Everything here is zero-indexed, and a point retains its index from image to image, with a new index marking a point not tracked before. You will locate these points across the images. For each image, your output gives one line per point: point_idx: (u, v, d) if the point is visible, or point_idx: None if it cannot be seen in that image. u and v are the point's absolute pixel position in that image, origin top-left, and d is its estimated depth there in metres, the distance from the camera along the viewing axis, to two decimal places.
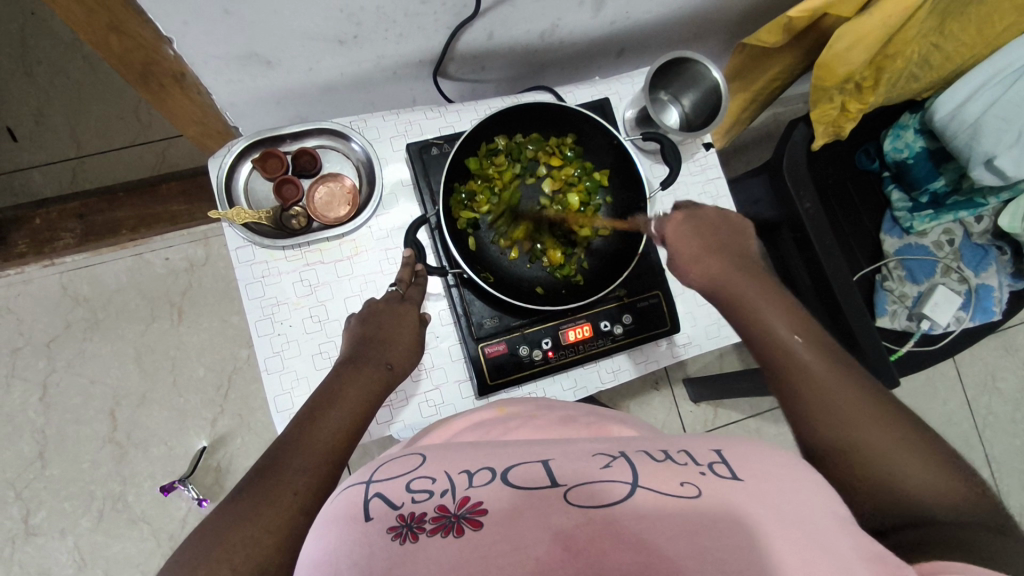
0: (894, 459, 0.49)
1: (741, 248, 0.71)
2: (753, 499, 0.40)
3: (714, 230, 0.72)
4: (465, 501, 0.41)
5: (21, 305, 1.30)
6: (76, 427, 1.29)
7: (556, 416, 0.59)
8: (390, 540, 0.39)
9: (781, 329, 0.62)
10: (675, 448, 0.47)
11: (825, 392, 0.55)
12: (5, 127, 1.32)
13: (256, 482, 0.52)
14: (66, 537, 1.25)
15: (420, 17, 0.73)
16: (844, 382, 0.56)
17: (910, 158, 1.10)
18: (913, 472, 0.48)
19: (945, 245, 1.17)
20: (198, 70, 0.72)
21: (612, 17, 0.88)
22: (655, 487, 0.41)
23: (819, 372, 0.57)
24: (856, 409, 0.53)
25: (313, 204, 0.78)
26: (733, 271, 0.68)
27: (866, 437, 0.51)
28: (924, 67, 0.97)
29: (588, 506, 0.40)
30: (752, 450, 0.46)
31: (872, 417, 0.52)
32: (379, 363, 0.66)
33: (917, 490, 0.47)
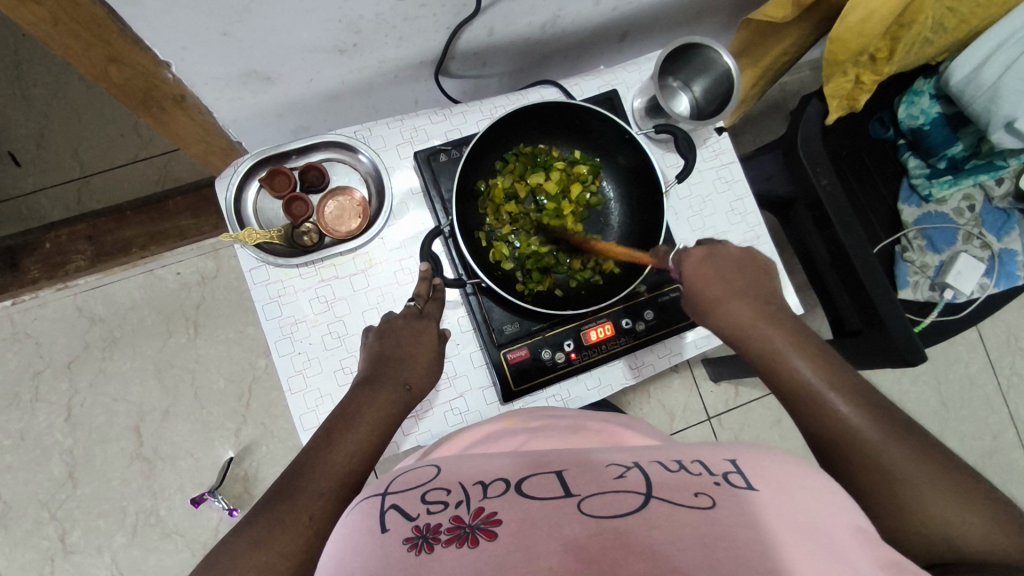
0: (941, 509, 0.48)
1: (767, 293, 0.67)
2: (789, 511, 0.39)
3: (736, 272, 0.68)
4: (479, 511, 0.40)
5: (38, 329, 1.30)
6: (103, 446, 1.30)
7: (567, 429, 0.57)
8: (406, 550, 0.38)
9: (813, 380, 0.57)
10: (687, 458, 0.46)
11: (871, 450, 0.52)
12: (8, 152, 1.31)
13: (280, 507, 0.51)
14: (103, 553, 1.27)
15: (419, 20, 0.71)
16: (900, 447, 0.51)
17: (926, 125, 1.09)
18: (967, 529, 0.47)
19: (966, 211, 1.14)
20: (199, 91, 0.70)
21: (614, 3, 0.85)
22: (670, 497, 0.40)
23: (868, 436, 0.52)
24: (900, 460, 0.51)
25: (324, 219, 0.77)
26: (762, 320, 0.63)
27: (910, 496, 0.49)
28: (938, 31, 0.93)
29: (603, 516, 0.38)
30: (767, 459, 0.45)
31: (916, 471, 0.50)
32: (397, 385, 0.65)
33: (972, 552, 0.46)
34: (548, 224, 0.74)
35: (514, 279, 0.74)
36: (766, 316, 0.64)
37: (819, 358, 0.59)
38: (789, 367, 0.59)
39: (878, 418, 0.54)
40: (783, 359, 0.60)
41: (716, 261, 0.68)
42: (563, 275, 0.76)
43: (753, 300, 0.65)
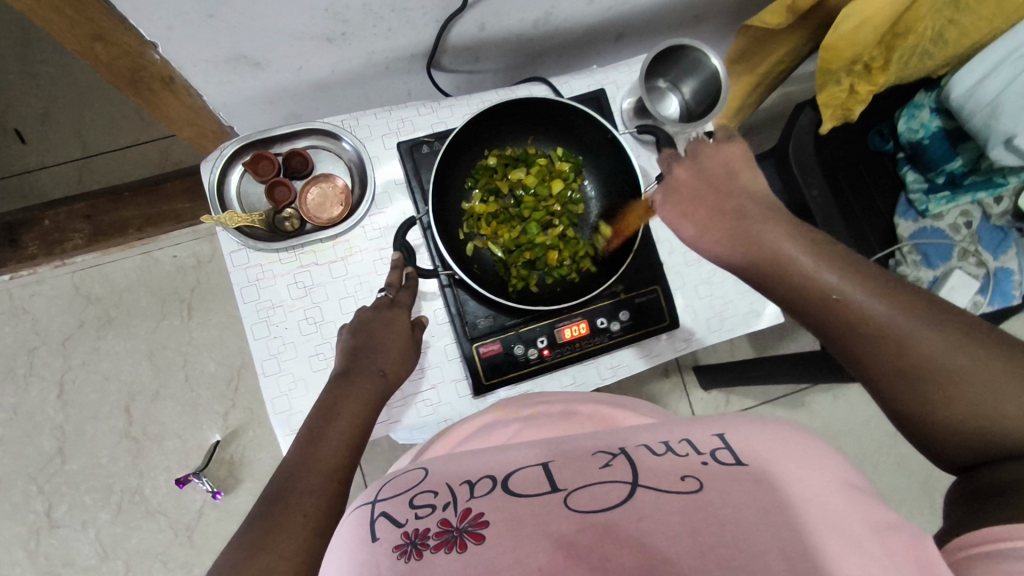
0: (990, 393, 0.47)
1: (758, 194, 0.62)
2: (784, 482, 0.38)
3: (700, 197, 0.63)
4: (466, 514, 0.40)
5: (35, 305, 1.32)
6: (93, 423, 1.32)
7: (556, 411, 0.58)
8: (396, 559, 0.39)
9: (835, 285, 0.53)
10: (675, 437, 0.45)
11: (911, 349, 0.50)
12: (14, 130, 1.33)
13: (267, 510, 0.51)
14: (88, 529, 1.29)
15: (407, 12, 0.72)
16: (947, 348, 0.49)
17: (926, 138, 1.08)
18: (1017, 408, 0.46)
19: (962, 228, 1.11)
20: (187, 74, 0.71)
21: (607, 3, 0.85)
22: (654, 483, 0.40)
23: (912, 342, 0.50)
24: (949, 363, 0.48)
25: (306, 206, 0.77)
26: (766, 235, 0.58)
27: (953, 386, 0.48)
28: (938, 42, 0.91)
29: (590, 510, 0.39)
30: (755, 426, 0.44)
31: (957, 355, 0.48)
32: (370, 371, 0.66)
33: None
34: (529, 217, 0.75)
35: (484, 270, 0.74)
36: (761, 223, 0.58)
37: (832, 258, 0.55)
38: (806, 275, 0.55)
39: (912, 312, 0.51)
40: (792, 271, 0.56)
41: (687, 185, 0.64)
42: (535, 273, 0.76)
43: (746, 221, 0.59)
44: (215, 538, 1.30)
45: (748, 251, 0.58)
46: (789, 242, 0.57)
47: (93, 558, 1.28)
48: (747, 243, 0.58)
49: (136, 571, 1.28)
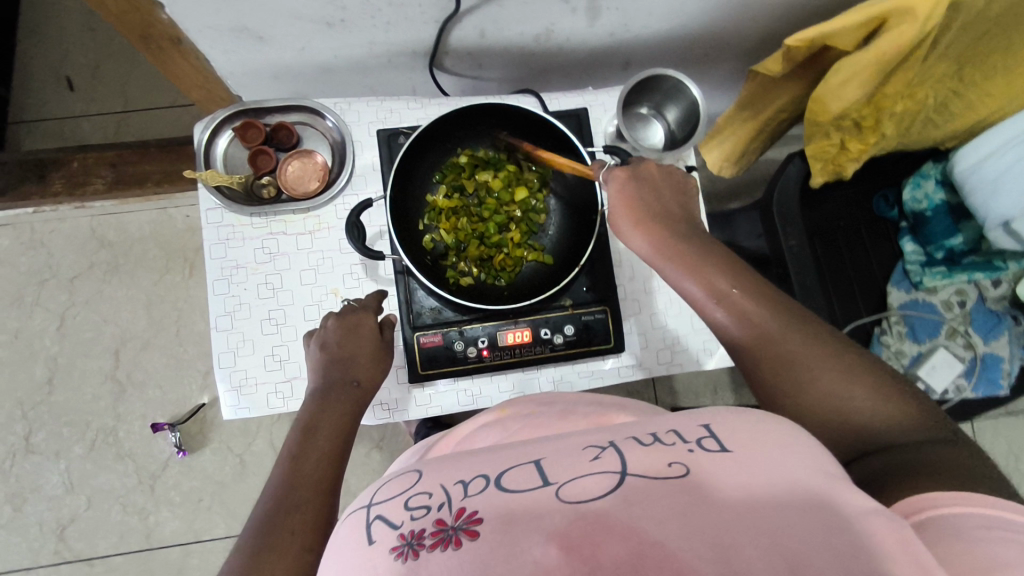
0: (840, 385, 0.53)
1: (688, 210, 0.68)
2: (763, 471, 0.39)
3: (652, 190, 0.67)
4: (461, 513, 0.41)
5: (52, 241, 1.40)
6: (84, 361, 1.38)
7: (555, 411, 0.58)
8: (394, 560, 0.39)
9: (723, 290, 0.60)
10: (663, 428, 0.45)
11: (786, 355, 0.56)
12: (65, 77, 1.43)
13: (257, 532, 0.53)
14: (59, 460, 1.34)
15: (405, 8, 0.75)
16: (801, 345, 0.56)
17: (927, 211, 1.05)
18: (869, 405, 0.52)
19: (954, 306, 1.08)
20: (194, 37, 0.76)
21: (610, 28, 0.87)
22: (642, 473, 0.40)
23: (776, 338, 0.57)
24: (806, 357, 0.55)
25: (285, 176, 0.80)
26: (678, 239, 0.63)
27: (820, 385, 0.54)
28: (943, 114, 0.90)
29: (582, 501, 0.39)
30: (744, 420, 0.45)
31: (807, 350, 0.55)
32: (344, 384, 0.68)
33: (874, 424, 0.52)
34: (478, 214, 0.77)
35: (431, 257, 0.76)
36: (680, 232, 0.64)
37: (729, 269, 0.61)
38: (705, 278, 0.61)
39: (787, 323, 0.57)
40: (696, 272, 0.61)
41: (645, 183, 0.68)
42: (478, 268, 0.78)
43: (673, 217, 0.65)
44: (174, 491, 1.34)
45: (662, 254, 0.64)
46: (701, 253, 0.62)
47: (59, 489, 1.33)
48: (664, 245, 0.64)
49: (95, 508, 1.33)
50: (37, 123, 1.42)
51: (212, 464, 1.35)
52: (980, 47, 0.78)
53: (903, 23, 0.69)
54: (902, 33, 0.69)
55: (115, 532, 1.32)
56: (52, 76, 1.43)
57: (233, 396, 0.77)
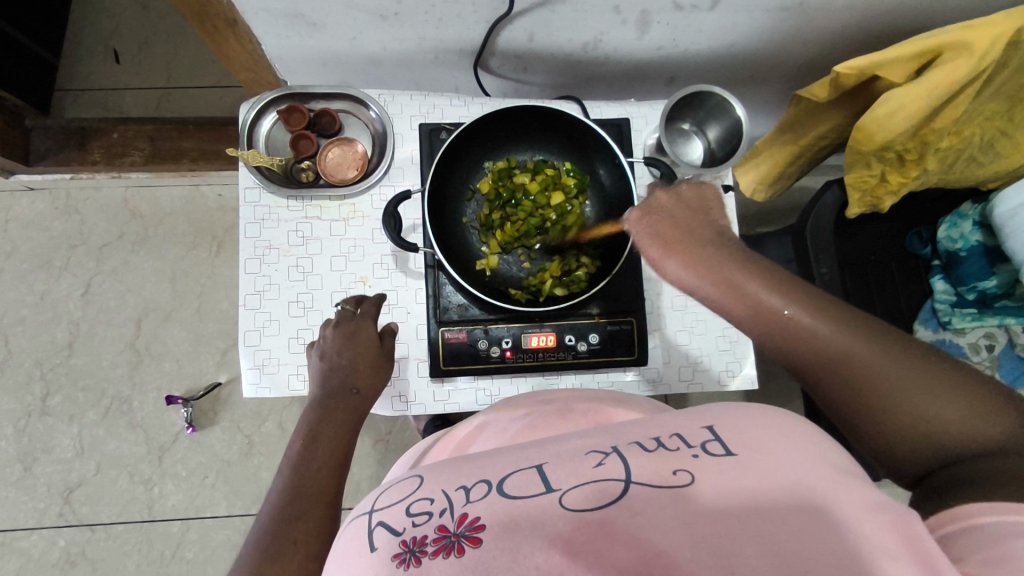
0: (929, 406, 0.47)
1: (721, 224, 0.57)
2: (767, 471, 0.39)
3: (676, 219, 0.57)
4: (463, 519, 0.41)
5: (86, 208, 1.43)
6: (106, 328, 1.40)
7: (555, 409, 0.58)
8: (395, 567, 0.39)
9: (772, 301, 0.51)
10: (664, 432, 0.45)
11: (851, 364, 0.49)
12: (114, 50, 1.46)
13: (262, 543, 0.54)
14: (72, 424, 1.36)
15: (459, 6, 0.76)
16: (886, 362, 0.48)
17: (962, 251, 1.03)
18: (951, 409, 0.47)
19: (982, 350, 1.06)
20: (248, 19, 0.77)
21: (658, 42, 0.87)
22: (646, 480, 0.41)
23: (860, 356, 0.49)
24: (891, 379, 0.48)
25: (325, 162, 0.81)
26: (716, 256, 0.53)
27: (882, 388, 0.48)
28: (987, 154, 0.89)
29: (586, 509, 0.40)
30: (746, 420, 0.44)
31: (892, 372, 0.48)
32: (345, 392, 0.69)
33: (957, 435, 0.46)
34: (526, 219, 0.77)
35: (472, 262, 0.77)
36: (710, 245, 0.54)
37: (767, 276, 0.52)
38: (748, 292, 0.51)
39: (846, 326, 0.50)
40: (732, 290, 0.52)
41: (658, 210, 0.59)
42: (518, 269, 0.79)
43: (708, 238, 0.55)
44: (181, 465, 1.35)
45: (698, 276, 0.53)
46: (735, 264, 0.52)
47: (69, 452, 1.35)
48: (705, 267, 0.53)
49: (102, 474, 1.34)
50: (82, 91, 1.45)
51: (220, 442, 1.36)
52: None
53: (959, 57, 0.69)
54: (956, 68, 0.69)
55: (119, 500, 1.33)
56: (102, 48, 1.47)
57: (255, 374, 0.77)
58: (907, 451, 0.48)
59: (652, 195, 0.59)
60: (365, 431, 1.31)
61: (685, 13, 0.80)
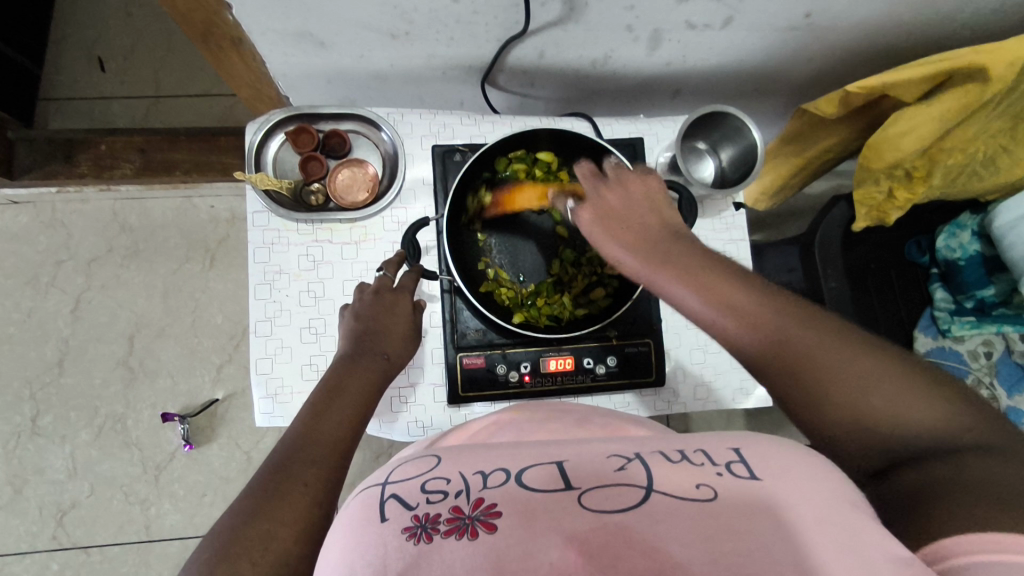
0: (876, 395, 0.48)
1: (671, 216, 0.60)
2: (791, 502, 0.37)
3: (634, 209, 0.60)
4: (480, 503, 0.39)
5: (74, 222, 1.39)
6: (96, 344, 1.36)
7: (571, 420, 0.54)
8: (404, 540, 0.38)
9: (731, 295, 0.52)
10: (691, 448, 0.44)
11: (809, 363, 0.49)
12: (98, 58, 1.42)
13: (268, 480, 0.53)
14: (64, 444, 1.32)
15: (471, 26, 0.75)
16: (833, 347, 0.50)
17: (961, 259, 1.05)
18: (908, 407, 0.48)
19: (981, 356, 1.08)
20: (254, 39, 0.75)
21: (667, 58, 0.87)
22: (670, 490, 0.39)
23: (800, 340, 0.50)
24: (841, 363, 0.49)
25: (335, 184, 0.79)
26: (669, 244, 0.56)
27: (838, 386, 0.49)
28: (989, 166, 0.89)
29: (605, 510, 0.38)
30: (772, 446, 0.43)
31: (838, 358, 0.49)
32: (375, 354, 0.68)
33: (915, 428, 0.47)
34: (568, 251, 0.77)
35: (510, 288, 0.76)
36: (664, 238, 0.57)
37: (734, 272, 0.54)
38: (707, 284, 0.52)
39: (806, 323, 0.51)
40: (692, 279, 0.53)
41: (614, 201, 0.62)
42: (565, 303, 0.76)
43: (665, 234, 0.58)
44: (178, 483, 1.32)
45: (659, 265, 0.56)
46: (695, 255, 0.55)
47: (61, 473, 1.31)
48: (666, 258, 0.55)
49: (97, 495, 1.31)
50: (67, 101, 1.41)
51: (218, 459, 1.34)
52: None
53: (973, 81, 0.71)
54: (970, 91, 0.71)
55: (115, 521, 1.30)
56: (87, 55, 1.42)
57: (267, 404, 0.76)
58: (865, 447, 0.48)
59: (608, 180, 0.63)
60: (367, 445, 1.28)
61: (697, 32, 0.79)
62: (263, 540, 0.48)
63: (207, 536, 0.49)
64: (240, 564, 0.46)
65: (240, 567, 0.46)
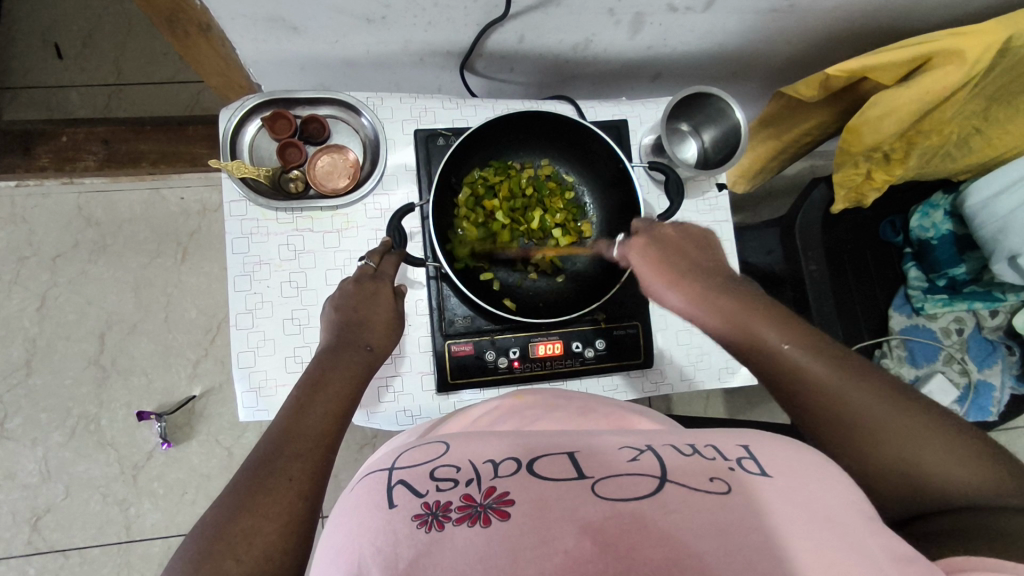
0: (917, 449, 0.48)
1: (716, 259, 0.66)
2: (795, 499, 0.37)
3: (678, 250, 0.67)
4: (491, 491, 0.39)
5: (35, 217, 1.33)
6: (66, 344, 1.31)
7: (574, 405, 0.55)
8: (415, 527, 0.37)
9: (773, 338, 0.56)
10: (699, 442, 0.44)
11: (842, 410, 0.51)
12: (54, 44, 1.36)
13: (250, 475, 0.51)
14: (36, 447, 1.28)
15: (450, 10, 0.73)
16: (878, 399, 0.51)
17: (934, 239, 1.06)
18: (943, 463, 0.48)
19: (953, 333, 1.11)
20: (224, 25, 0.72)
21: (647, 42, 0.86)
22: (684, 482, 0.39)
23: (831, 385, 0.53)
24: (880, 413, 0.50)
25: (314, 171, 0.77)
26: (713, 290, 0.62)
27: (876, 436, 0.50)
28: (961, 148, 0.92)
29: (619, 499, 0.38)
30: (779, 444, 0.44)
31: (885, 413, 0.50)
32: (358, 347, 0.66)
33: (955, 486, 0.47)
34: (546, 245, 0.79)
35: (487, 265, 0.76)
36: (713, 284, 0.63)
37: (780, 322, 0.58)
38: (749, 328, 0.58)
39: (852, 374, 0.53)
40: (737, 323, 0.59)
41: (664, 242, 0.68)
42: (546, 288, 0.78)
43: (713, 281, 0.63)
44: (158, 482, 1.29)
45: (701, 305, 0.62)
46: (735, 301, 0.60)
47: (33, 477, 1.27)
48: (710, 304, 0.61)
49: (72, 497, 1.27)
50: (22, 90, 1.35)
51: (198, 456, 1.30)
52: (1008, 87, 0.81)
53: (950, 64, 0.71)
54: (947, 75, 0.72)
55: (93, 523, 1.26)
56: (40, 41, 1.36)
57: (251, 398, 0.74)
58: (899, 499, 0.49)
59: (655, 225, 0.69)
60: (350, 436, 1.27)
61: (678, 15, 0.79)
62: (248, 534, 0.46)
63: (190, 533, 0.47)
64: (224, 561, 0.45)
65: (224, 565, 0.44)
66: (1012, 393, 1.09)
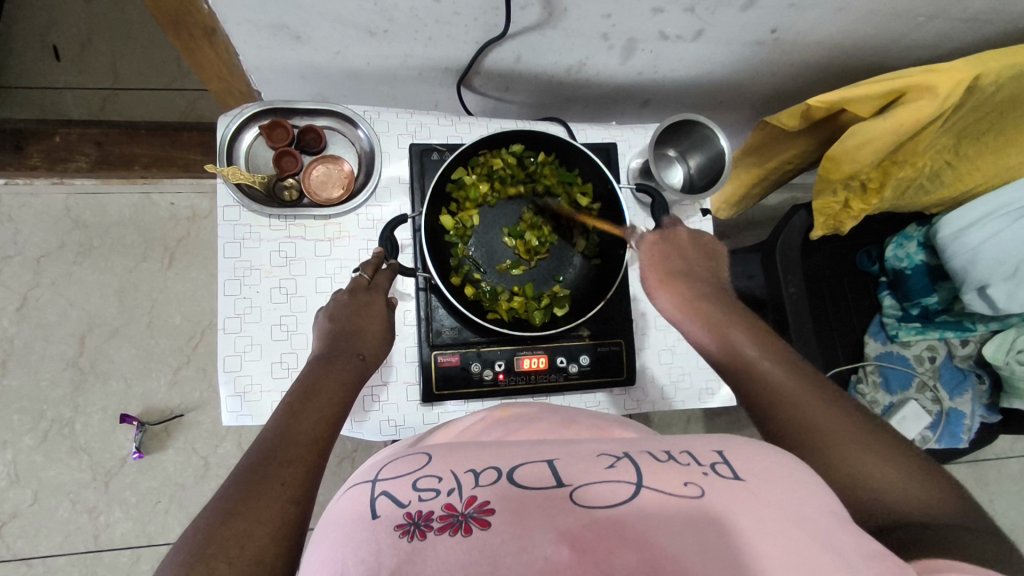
0: (873, 469, 0.51)
1: (718, 273, 0.75)
2: (772, 504, 0.38)
3: (685, 254, 0.75)
4: (472, 500, 0.40)
5: (22, 217, 1.32)
6: (44, 345, 1.30)
7: (559, 419, 0.55)
8: (397, 537, 0.38)
9: (751, 350, 0.63)
10: (676, 448, 0.46)
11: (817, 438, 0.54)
12: (52, 46, 1.37)
13: (243, 481, 0.51)
14: (6, 449, 1.25)
15: (451, 27, 0.75)
16: (834, 418, 0.55)
17: (908, 269, 1.09)
18: (887, 478, 0.51)
19: (926, 360, 1.14)
20: (229, 30, 0.74)
21: (639, 67, 0.89)
22: (658, 486, 0.40)
23: (799, 397, 0.57)
24: (837, 431, 0.54)
25: (309, 180, 0.79)
26: (703, 302, 0.69)
27: (837, 450, 0.53)
28: (935, 182, 0.95)
29: (595, 505, 0.39)
30: (753, 451, 0.45)
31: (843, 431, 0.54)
32: (350, 356, 0.67)
33: (906, 501, 0.49)
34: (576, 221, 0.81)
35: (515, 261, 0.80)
36: (709, 298, 0.70)
37: (757, 336, 0.65)
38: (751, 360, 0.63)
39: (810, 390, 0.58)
40: (718, 329, 0.67)
41: (672, 244, 0.76)
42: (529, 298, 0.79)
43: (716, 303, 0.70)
44: (130, 490, 1.27)
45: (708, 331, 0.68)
46: (728, 316, 0.68)
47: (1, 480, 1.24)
48: (711, 317, 0.68)
49: (41, 503, 1.24)
50: (16, 90, 1.35)
51: (173, 465, 1.29)
52: (977, 123, 0.86)
53: (925, 97, 0.75)
54: (922, 107, 0.75)
55: (60, 531, 1.24)
56: (38, 43, 1.37)
57: (235, 402, 0.74)
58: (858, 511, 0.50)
59: (671, 227, 0.77)
60: None
61: (669, 43, 0.82)
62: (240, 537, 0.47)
63: (181, 537, 0.48)
64: (217, 562, 0.45)
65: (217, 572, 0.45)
66: (981, 420, 1.14)
